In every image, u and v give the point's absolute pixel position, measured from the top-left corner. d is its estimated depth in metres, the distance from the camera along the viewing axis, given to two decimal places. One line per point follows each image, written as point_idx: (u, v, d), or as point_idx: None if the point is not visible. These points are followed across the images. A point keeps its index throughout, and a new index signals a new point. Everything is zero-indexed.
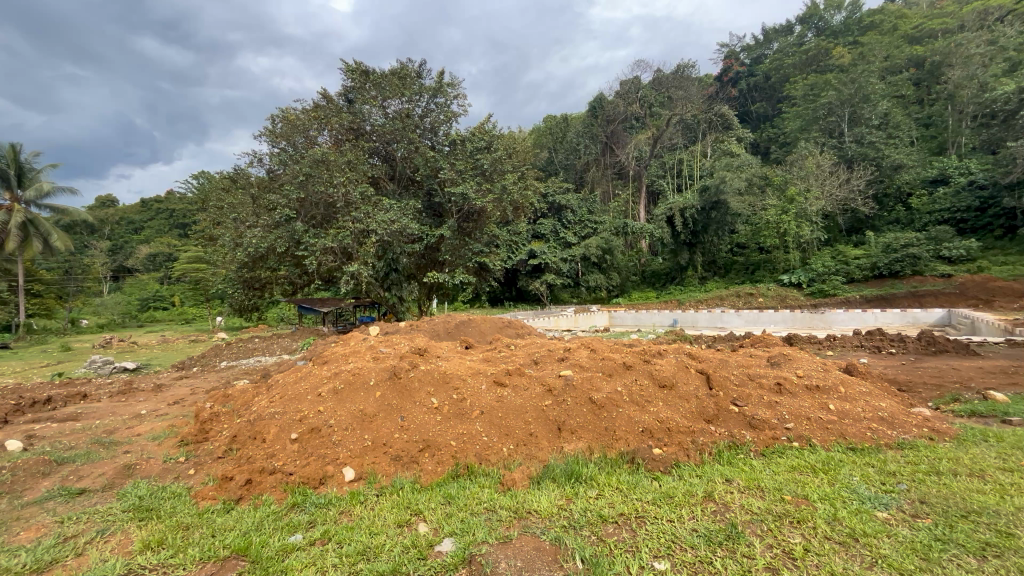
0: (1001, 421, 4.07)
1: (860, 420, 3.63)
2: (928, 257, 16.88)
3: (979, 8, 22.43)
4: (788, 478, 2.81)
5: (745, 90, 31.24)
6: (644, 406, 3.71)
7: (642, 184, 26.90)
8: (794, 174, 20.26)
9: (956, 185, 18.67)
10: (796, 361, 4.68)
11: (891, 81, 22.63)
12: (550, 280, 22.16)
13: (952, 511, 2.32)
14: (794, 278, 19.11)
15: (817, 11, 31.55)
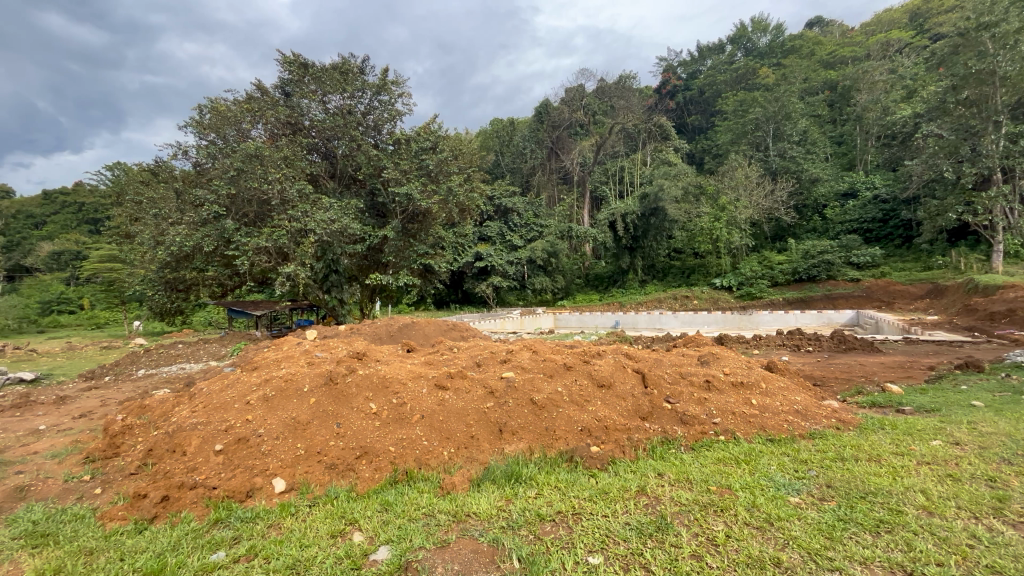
0: (896, 410, 4.55)
1: (778, 413, 3.92)
2: (840, 263, 18.54)
3: (882, 40, 24.98)
4: (714, 469, 2.98)
5: (682, 103, 32.95)
6: (583, 406, 3.82)
7: (585, 190, 27.62)
8: (725, 184, 21.58)
9: (863, 199, 20.67)
10: (724, 359, 4.98)
11: (809, 101, 24.67)
12: (496, 283, 22.21)
13: (853, 493, 2.56)
14: (725, 281, 20.29)
15: (745, 32, 33.89)
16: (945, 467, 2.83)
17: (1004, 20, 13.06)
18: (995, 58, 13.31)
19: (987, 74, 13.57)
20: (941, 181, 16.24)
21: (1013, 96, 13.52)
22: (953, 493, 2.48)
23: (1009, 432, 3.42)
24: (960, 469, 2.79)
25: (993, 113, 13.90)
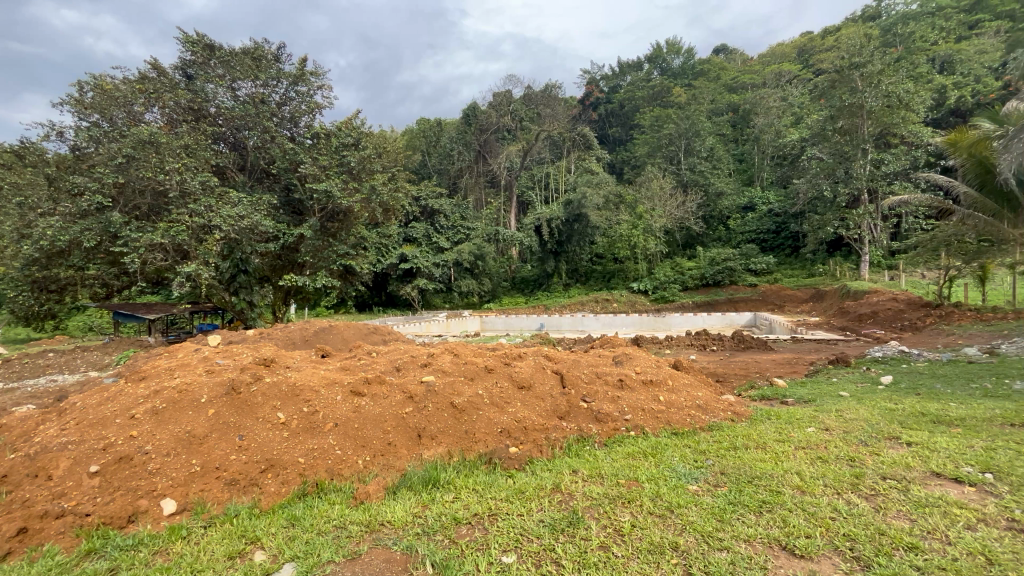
0: (782, 401, 5.11)
1: (682, 408, 4.24)
2: (741, 270, 20.41)
3: (776, 71, 27.91)
4: (624, 463, 3.16)
5: (604, 115, 34.57)
6: (503, 407, 3.87)
7: (512, 194, 28.04)
8: (642, 194, 22.92)
9: (760, 212, 22.94)
10: (636, 359, 5.28)
11: (715, 121, 26.94)
12: (422, 285, 21.84)
13: (742, 478, 2.84)
14: (642, 285, 21.51)
15: (661, 53, 36.32)
16: (817, 451, 3.22)
17: (870, 62, 15.14)
18: (863, 94, 15.38)
19: (857, 107, 15.64)
20: (822, 199, 18.44)
21: (876, 128, 15.69)
22: (821, 473, 2.83)
23: (867, 417, 3.97)
24: (827, 451, 3.19)
25: (862, 141, 16.04)
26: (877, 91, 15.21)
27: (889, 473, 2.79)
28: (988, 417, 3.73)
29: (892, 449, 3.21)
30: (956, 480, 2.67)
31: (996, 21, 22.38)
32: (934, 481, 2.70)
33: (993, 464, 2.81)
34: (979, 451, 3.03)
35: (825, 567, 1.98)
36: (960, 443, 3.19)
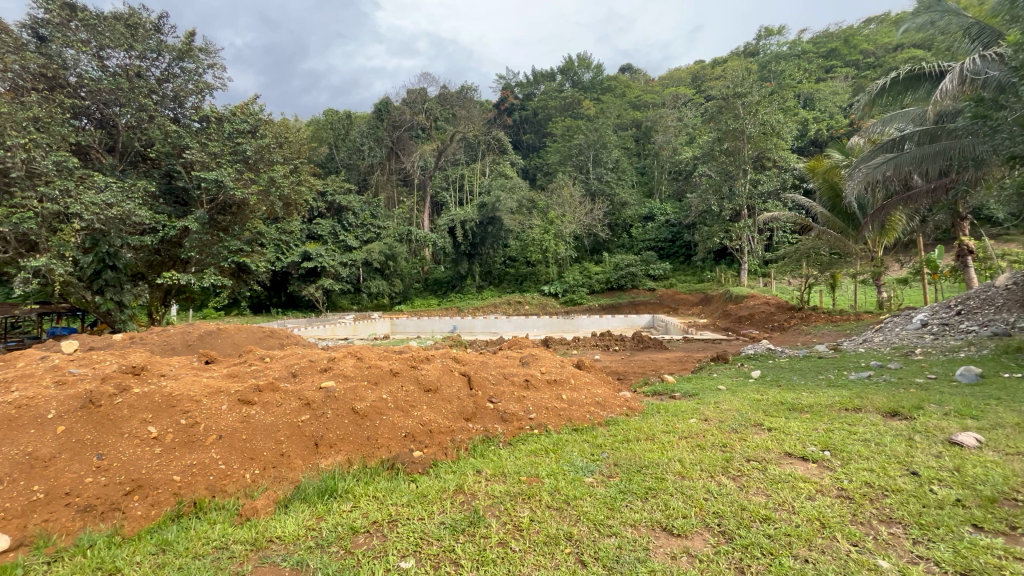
0: (671, 395, 5.60)
1: (582, 405, 4.46)
2: (641, 275, 21.98)
3: (674, 93, 30.47)
4: (526, 461, 3.26)
5: (518, 121, 35.33)
6: (408, 411, 3.80)
7: (426, 194, 27.62)
8: (554, 200, 23.73)
9: (658, 222, 24.89)
10: (541, 359, 5.46)
11: (620, 135, 28.75)
12: (327, 285, 20.71)
13: (632, 467, 3.07)
14: (552, 288, 22.29)
15: (573, 66, 37.98)
16: (696, 439, 3.57)
17: (749, 93, 17.09)
18: (743, 121, 17.34)
19: (738, 132, 17.59)
20: (710, 212, 20.46)
21: (754, 151, 17.75)
22: (699, 459, 3.14)
23: (738, 407, 4.49)
24: (705, 439, 3.56)
25: (742, 162, 18.04)
26: (755, 119, 17.22)
27: (753, 455, 3.18)
28: (831, 403, 4.39)
29: (756, 434, 3.66)
30: (803, 458, 3.12)
31: (845, 68, 26.49)
32: (786, 460, 3.13)
33: (830, 442, 3.32)
34: (821, 432, 3.56)
35: (696, 543, 2.21)
36: (807, 426, 3.72)
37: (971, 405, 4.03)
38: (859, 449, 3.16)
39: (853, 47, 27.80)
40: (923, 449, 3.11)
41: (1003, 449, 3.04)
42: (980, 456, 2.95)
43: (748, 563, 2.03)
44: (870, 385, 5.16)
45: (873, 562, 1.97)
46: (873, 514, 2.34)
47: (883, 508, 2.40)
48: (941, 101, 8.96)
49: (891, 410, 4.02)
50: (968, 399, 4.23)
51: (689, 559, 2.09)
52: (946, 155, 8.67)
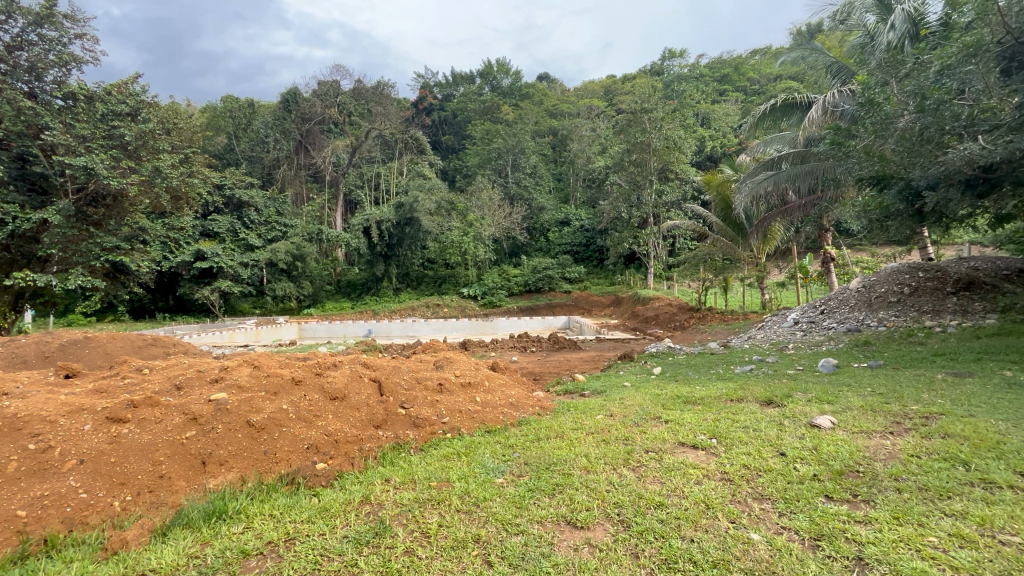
0: (581, 394, 5.85)
1: (496, 407, 4.50)
2: (557, 278, 22.73)
3: (588, 104, 31.92)
4: (437, 465, 3.24)
5: (437, 122, 34.99)
6: (312, 421, 3.59)
7: (338, 192, 26.33)
8: (473, 203, 23.64)
9: (573, 227, 25.91)
10: (456, 362, 5.43)
11: (538, 142, 29.54)
12: (225, 288, 19.00)
13: (541, 465, 3.16)
14: (471, 291, 22.29)
15: (492, 71, 38.35)
16: (602, 434, 3.75)
17: (655, 109, 18.39)
18: (649, 134, 18.60)
19: (645, 145, 18.85)
20: (620, 219, 21.69)
21: (659, 163, 19.11)
22: (603, 453, 3.31)
23: (640, 402, 4.81)
24: (609, 434, 3.75)
25: (649, 173, 19.35)
26: (660, 133, 18.58)
27: (651, 446, 3.42)
28: (720, 394, 4.85)
29: (655, 426, 3.94)
30: (694, 446, 3.41)
31: (735, 93, 29.50)
32: (679, 449, 3.40)
33: (717, 430, 3.66)
34: (710, 422, 3.92)
35: (597, 533, 2.33)
36: (698, 417, 4.07)
37: (828, 392, 4.67)
38: (740, 435, 3.52)
39: (742, 75, 30.99)
40: (791, 432, 3.54)
41: (850, 428, 3.56)
42: (832, 435, 3.42)
43: (642, 547, 2.18)
44: (751, 377, 5.79)
45: (746, 535, 2.20)
46: (748, 493, 2.62)
47: (756, 486, 2.69)
48: (809, 126, 10.33)
49: (768, 399, 4.52)
50: (827, 387, 4.89)
51: (590, 549, 2.19)
52: (814, 175, 9.98)
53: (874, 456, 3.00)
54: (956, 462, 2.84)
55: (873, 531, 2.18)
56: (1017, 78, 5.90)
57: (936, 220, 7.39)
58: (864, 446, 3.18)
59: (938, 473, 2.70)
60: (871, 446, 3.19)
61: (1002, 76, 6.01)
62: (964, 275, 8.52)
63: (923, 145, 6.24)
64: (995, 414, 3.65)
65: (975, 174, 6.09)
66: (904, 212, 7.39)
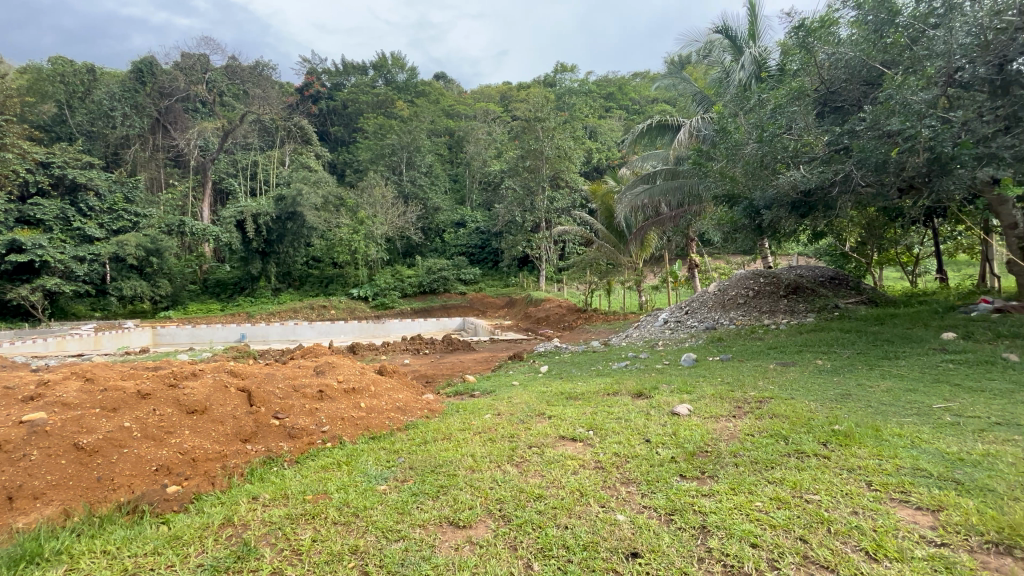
0: (471, 394, 5.88)
1: (382, 412, 4.34)
2: (453, 279, 22.64)
3: (484, 108, 32.34)
4: (315, 478, 3.04)
5: (324, 111, 33.13)
6: (163, 440, 3.17)
7: (205, 179, 23.46)
8: (364, 200, 22.32)
9: (469, 229, 26.05)
10: (339, 367, 5.14)
11: (434, 141, 29.18)
12: (52, 287, 15.90)
13: (426, 469, 3.12)
14: (361, 291, 21.27)
15: (386, 64, 37.10)
16: (488, 434, 3.82)
17: (547, 119, 19.20)
18: (542, 143, 19.37)
19: (538, 152, 19.59)
20: (514, 222, 22.33)
21: (551, 171, 20.00)
22: (489, 452, 3.38)
23: (527, 399, 5.01)
24: (496, 432, 3.84)
25: (541, 180, 20.13)
26: (552, 142, 19.43)
27: (534, 442, 3.57)
28: (598, 389, 5.23)
29: (539, 422, 4.12)
30: (573, 439, 3.63)
31: (618, 110, 31.98)
32: (559, 442, 3.60)
33: (594, 423, 3.95)
34: (588, 415, 4.20)
35: (478, 531, 2.37)
36: (579, 411, 4.34)
37: (687, 383, 5.28)
38: (613, 426, 3.82)
39: (625, 94, 33.68)
40: (655, 420, 3.94)
41: (703, 414, 4.07)
42: (688, 421, 3.89)
43: (521, 539, 2.27)
44: (627, 373, 6.34)
45: (613, 518, 2.40)
46: (618, 478, 2.86)
47: (625, 471, 2.96)
48: (678, 147, 11.64)
49: (638, 391, 4.99)
50: (686, 378, 5.54)
51: (471, 547, 2.23)
52: (681, 190, 11.22)
53: (720, 436, 3.47)
54: (779, 437, 3.39)
55: (715, 502, 2.51)
56: (828, 119, 7.24)
57: (771, 233, 8.75)
58: (712, 429, 3.66)
59: (766, 447, 3.20)
60: (718, 429, 3.67)
61: (818, 117, 7.32)
62: (792, 281, 10.19)
63: (761, 170, 7.34)
64: (809, 396, 4.44)
65: (798, 197, 7.34)
66: (748, 226, 8.64)
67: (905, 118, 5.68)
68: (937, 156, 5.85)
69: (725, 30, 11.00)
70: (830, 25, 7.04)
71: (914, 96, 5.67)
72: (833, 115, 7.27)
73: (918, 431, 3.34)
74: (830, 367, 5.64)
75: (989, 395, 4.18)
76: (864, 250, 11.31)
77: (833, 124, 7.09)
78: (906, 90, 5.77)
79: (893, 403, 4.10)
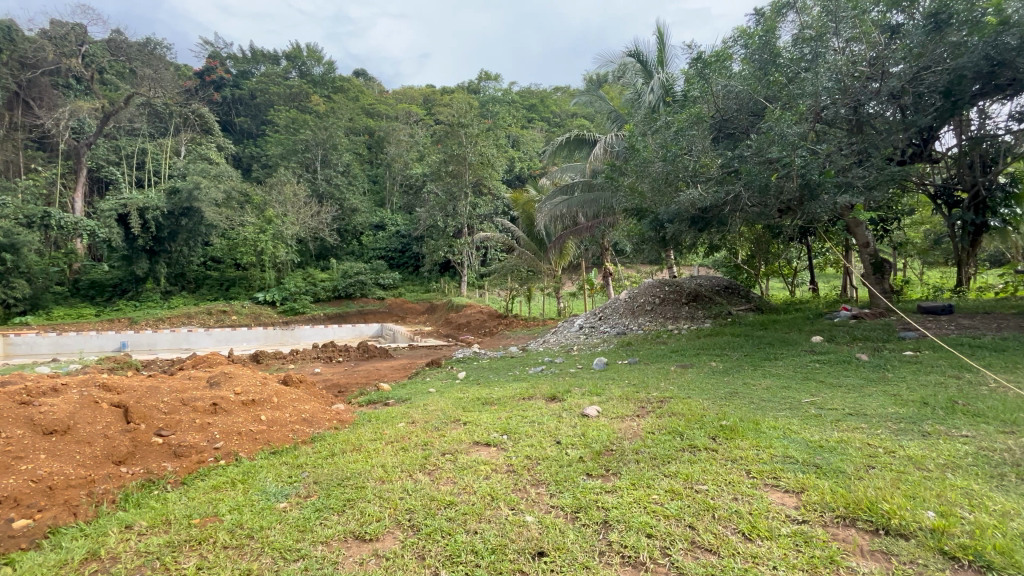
0: (385, 403, 5.68)
1: (286, 425, 4.06)
2: (371, 284, 21.79)
3: (407, 108, 31.67)
4: (204, 500, 2.78)
5: (229, 100, 30.84)
6: (9, 468, 2.73)
7: (79, 165, 20.56)
8: (273, 197, 20.93)
9: (388, 232, 25.28)
10: (237, 378, 4.73)
11: (352, 139, 28.02)
12: None
13: (332, 483, 2.97)
14: (268, 295, 19.73)
15: (301, 55, 35.07)
16: (401, 442, 3.73)
17: (470, 125, 19.22)
18: (465, 148, 19.35)
19: (461, 158, 19.55)
20: (436, 227, 22.06)
21: (474, 177, 20.03)
22: (401, 461, 3.30)
23: (443, 406, 4.95)
24: (409, 441, 3.76)
25: (464, 185, 20.06)
26: (475, 149, 19.46)
27: (448, 448, 3.55)
28: (514, 394, 5.31)
29: (454, 429, 4.09)
30: (487, 444, 3.66)
31: (540, 122, 32.94)
32: (473, 448, 3.60)
33: (508, 427, 4.00)
34: (503, 420, 4.26)
35: (386, 543, 2.32)
36: (494, 416, 4.38)
37: (598, 385, 5.55)
38: (526, 430, 3.91)
39: (547, 107, 34.76)
40: (566, 422, 4.10)
41: (610, 415, 4.30)
42: (597, 421, 4.09)
43: (429, 547, 2.25)
44: (543, 377, 6.52)
45: (522, 519, 2.45)
46: (528, 480, 2.93)
47: (535, 473, 3.04)
48: (594, 161, 12.24)
49: (552, 394, 5.15)
50: (598, 381, 5.82)
51: (377, 560, 2.18)
52: (597, 202, 11.79)
53: (624, 435, 3.70)
54: (676, 433, 3.68)
55: (617, 496, 2.67)
56: (722, 144, 8.01)
57: (674, 245, 9.49)
58: (618, 428, 3.89)
59: (664, 443, 3.46)
60: (623, 428, 3.90)
61: (714, 141, 8.05)
62: (693, 289, 11.08)
63: (666, 187, 7.94)
64: (702, 395, 4.87)
65: (696, 213, 8.04)
66: (654, 238, 9.29)
67: (783, 148, 6.46)
68: (807, 182, 6.71)
69: (637, 54, 11.79)
70: (724, 60, 7.83)
71: (790, 128, 6.46)
72: (727, 140, 8.05)
73: (789, 423, 3.79)
74: (720, 369, 6.23)
75: (845, 389, 4.86)
76: (753, 262, 12.61)
77: (727, 149, 7.85)
78: (783, 124, 6.56)
79: (771, 399, 4.63)
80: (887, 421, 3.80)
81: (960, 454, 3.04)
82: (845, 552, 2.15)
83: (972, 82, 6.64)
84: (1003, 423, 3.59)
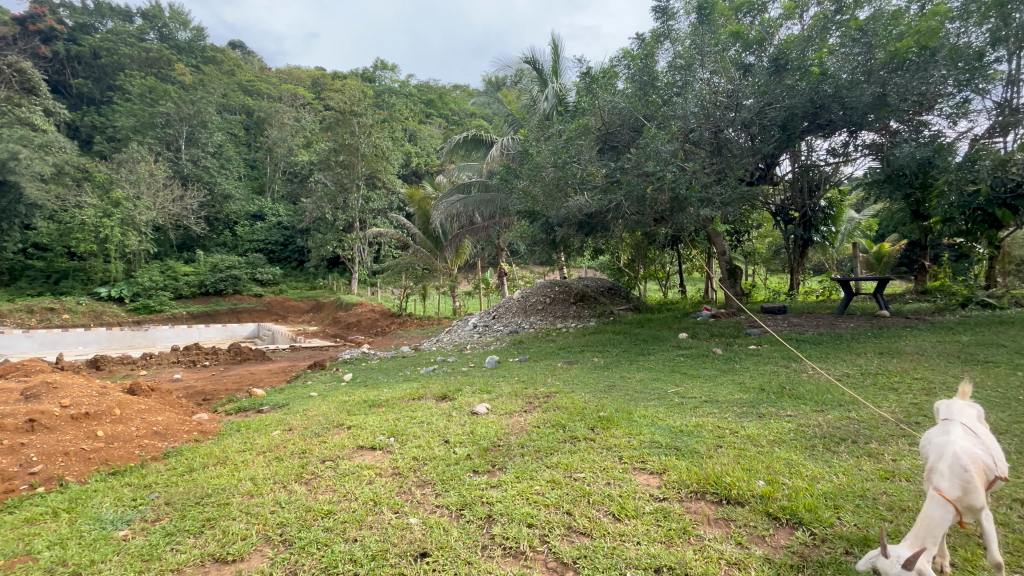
0: (258, 410, 5.18)
1: (131, 440, 3.51)
2: (246, 279, 19.71)
3: (292, 89, 29.19)
4: (10, 537, 2.30)
5: (61, 56, 25.73)
6: None
7: None
8: (121, 175, 17.94)
9: (268, 223, 23.08)
10: (65, 388, 3.96)
11: (226, 117, 25.12)
12: None
13: (188, 502, 2.64)
14: (113, 291, 16.85)
15: (161, 15, 30.48)
16: (275, 452, 3.44)
17: (364, 114, 18.25)
18: (358, 138, 18.37)
19: (353, 148, 18.51)
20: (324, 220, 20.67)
21: (367, 169, 19.06)
22: (273, 472, 3.04)
23: (325, 411, 4.65)
24: (285, 449, 3.48)
25: (356, 177, 19.02)
26: (368, 139, 18.55)
27: (328, 456, 3.33)
28: (403, 395, 5.17)
29: (337, 435, 3.86)
30: (372, 447, 3.52)
31: (438, 118, 32.59)
32: (357, 453, 3.45)
33: (396, 429, 3.89)
34: (390, 422, 4.12)
35: (252, 562, 2.13)
36: (381, 419, 4.22)
37: (488, 383, 5.62)
38: (414, 431, 3.82)
39: (445, 104, 34.50)
40: (456, 421, 4.10)
41: (498, 411, 4.39)
42: (486, 419, 4.16)
43: (302, 562, 2.11)
44: (434, 376, 6.47)
45: (405, 522, 2.41)
46: (413, 482, 2.88)
47: (421, 474, 2.99)
48: (491, 161, 12.41)
49: (443, 394, 5.12)
50: (489, 379, 5.94)
51: None
52: (493, 203, 11.97)
53: (511, 431, 3.80)
54: (559, 426, 3.88)
55: (501, 491, 2.74)
56: (606, 155, 8.61)
57: (563, 247, 9.97)
58: (505, 424, 3.99)
59: (548, 436, 3.63)
60: (510, 424, 4.01)
61: (599, 152, 8.63)
62: (579, 290, 11.77)
63: (557, 192, 8.32)
64: (585, 389, 5.20)
65: (583, 218, 8.55)
66: (545, 240, 9.69)
67: (657, 163, 7.14)
68: (676, 195, 7.47)
69: (534, 62, 12.18)
70: (610, 77, 8.42)
71: (663, 146, 7.15)
72: (611, 152, 8.67)
73: (656, 411, 4.20)
74: (601, 364, 6.71)
75: (704, 379, 5.53)
76: (632, 266, 13.72)
77: (611, 160, 8.45)
78: (658, 141, 7.23)
79: (643, 390, 5.08)
80: (733, 406, 4.40)
81: (785, 431, 3.63)
82: (695, 522, 2.44)
83: (801, 120, 7.87)
84: (816, 403, 4.37)
